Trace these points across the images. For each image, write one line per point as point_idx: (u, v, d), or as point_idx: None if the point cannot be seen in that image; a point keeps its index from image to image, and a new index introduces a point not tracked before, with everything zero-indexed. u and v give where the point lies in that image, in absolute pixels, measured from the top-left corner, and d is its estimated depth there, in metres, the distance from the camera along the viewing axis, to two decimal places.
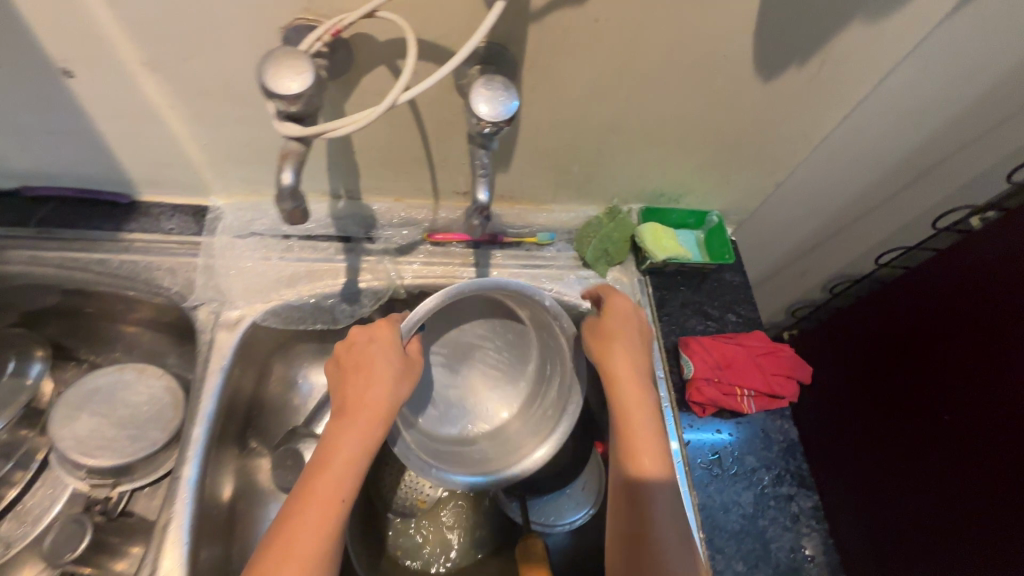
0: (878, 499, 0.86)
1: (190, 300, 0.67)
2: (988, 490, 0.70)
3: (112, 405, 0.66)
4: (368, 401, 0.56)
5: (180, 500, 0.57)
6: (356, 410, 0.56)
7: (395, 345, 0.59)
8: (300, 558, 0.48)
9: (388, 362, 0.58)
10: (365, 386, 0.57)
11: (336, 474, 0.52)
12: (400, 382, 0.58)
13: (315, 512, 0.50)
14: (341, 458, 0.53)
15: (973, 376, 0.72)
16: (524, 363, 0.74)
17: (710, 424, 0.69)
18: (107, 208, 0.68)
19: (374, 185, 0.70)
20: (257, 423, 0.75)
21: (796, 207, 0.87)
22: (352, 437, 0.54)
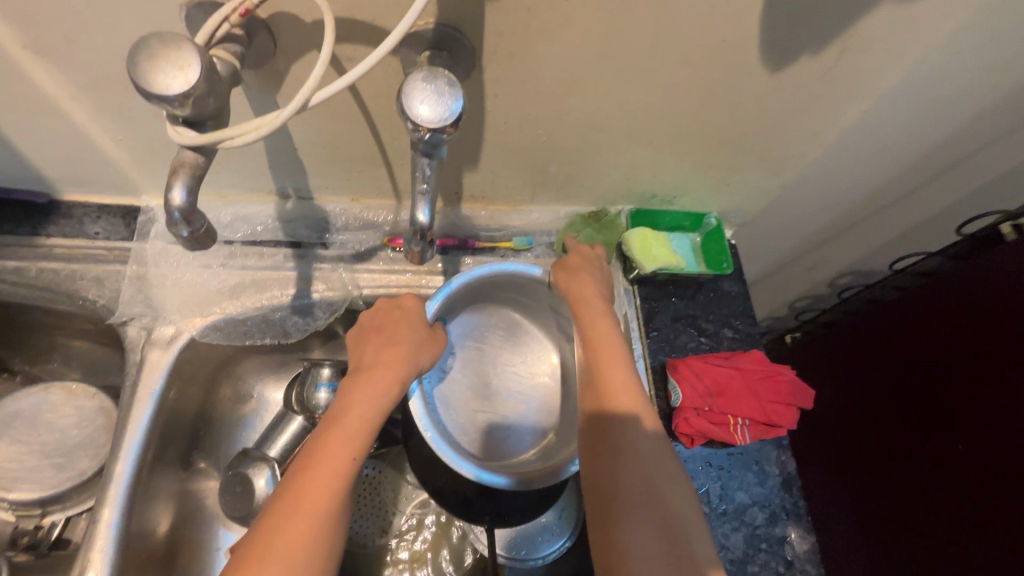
0: (893, 545, 0.79)
1: (117, 315, 0.60)
2: (984, 516, 0.65)
3: (36, 429, 0.60)
4: (392, 360, 0.51)
5: (99, 546, 0.51)
6: (376, 367, 0.50)
7: (417, 310, 0.56)
8: (308, 516, 0.40)
9: (413, 327, 0.54)
10: (384, 348, 0.52)
11: (352, 431, 0.45)
12: (423, 350, 0.53)
13: (324, 468, 0.43)
14: (359, 415, 0.46)
15: (977, 395, 0.67)
16: (555, 385, 0.68)
17: (699, 455, 0.62)
18: (22, 210, 0.61)
19: (325, 183, 0.62)
20: (205, 443, 0.68)
21: (806, 206, 0.78)
22: (371, 394, 0.48)
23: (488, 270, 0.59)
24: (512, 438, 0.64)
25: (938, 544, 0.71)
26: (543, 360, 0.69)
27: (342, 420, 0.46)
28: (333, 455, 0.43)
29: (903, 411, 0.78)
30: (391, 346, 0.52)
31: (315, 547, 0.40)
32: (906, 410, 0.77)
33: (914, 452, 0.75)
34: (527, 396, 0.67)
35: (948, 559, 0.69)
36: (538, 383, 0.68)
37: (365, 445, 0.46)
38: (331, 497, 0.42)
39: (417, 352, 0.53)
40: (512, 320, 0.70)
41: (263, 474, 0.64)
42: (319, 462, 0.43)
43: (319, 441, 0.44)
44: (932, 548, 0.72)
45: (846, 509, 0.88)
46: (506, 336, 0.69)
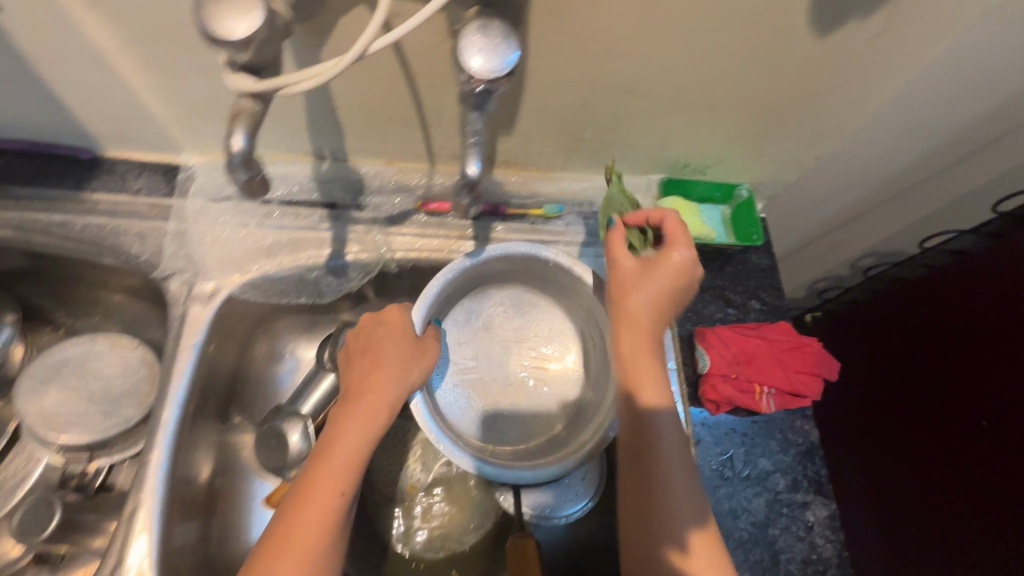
0: (920, 523, 0.79)
1: (160, 269, 0.61)
2: (1007, 491, 0.66)
3: (83, 377, 0.62)
4: (381, 384, 0.54)
5: (150, 485, 0.54)
6: (365, 393, 0.53)
7: (401, 324, 0.58)
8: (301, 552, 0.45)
9: (396, 349, 0.56)
10: (368, 372, 0.55)
11: (339, 464, 0.49)
12: (408, 369, 0.56)
13: (311, 501, 0.47)
14: (346, 448, 0.50)
15: (1001, 371, 0.67)
16: (568, 364, 0.68)
17: (723, 422, 0.63)
18: (67, 163, 0.62)
19: (361, 145, 0.63)
20: (240, 397, 0.71)
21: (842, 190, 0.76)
22: (357, 426, 0.51)
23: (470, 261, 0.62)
24: (533, 416, 0.66)
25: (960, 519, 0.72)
26: (560, 333, 0.69)
27: (329, 453, 0.50)
28: (320, 490, 0.48)
29: (925, 389, 0.78)
30: (377, 371, 0.54)
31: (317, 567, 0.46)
32: (927, 388, 0.78)
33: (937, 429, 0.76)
34: (541, 375, 0.67)
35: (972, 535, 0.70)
36: (548, 361, 0.68)
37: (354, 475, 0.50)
38: (322, 527, 0.47)
39: (404, 371, 0.55)
40: (522, 295, 0.70)
41: (297, 429, 0.66)
42: (308, 498, 0.47)
43: (310, 475, 0.49)
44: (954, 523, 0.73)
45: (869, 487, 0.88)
46: (514, 314, 0.69)
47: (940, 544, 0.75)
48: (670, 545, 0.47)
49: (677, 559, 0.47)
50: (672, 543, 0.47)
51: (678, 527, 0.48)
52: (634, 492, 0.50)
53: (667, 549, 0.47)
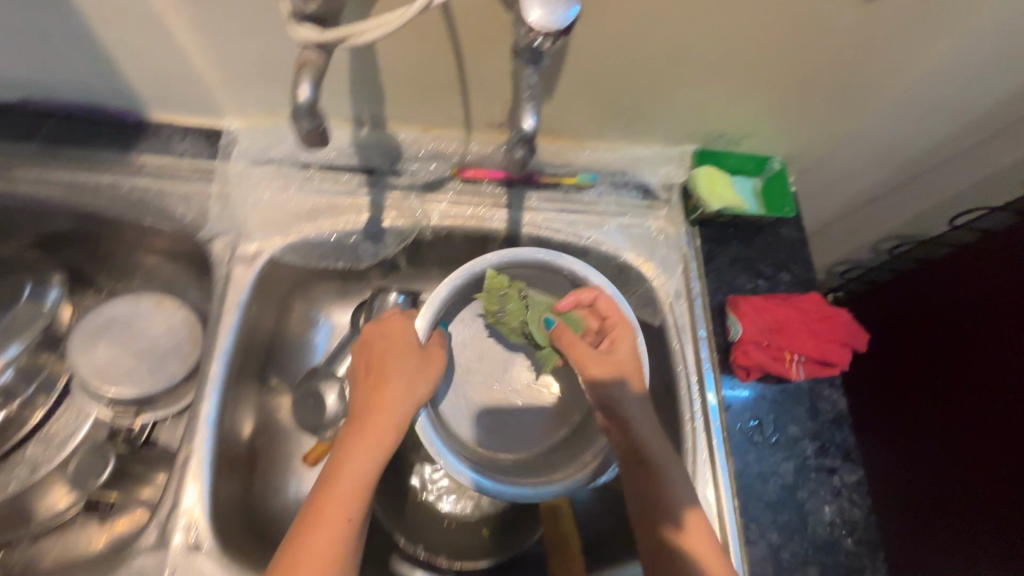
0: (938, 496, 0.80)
1: (204, 231, 0.63)
2: None
3: (130, 335, 0.64)
4: (387, 404, 0.53)
5: (200, 436, 0.56)
6: (371, 415, 0.52)
7: (406, 338, 0.58)
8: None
9: (402, 363, 0.56)
10: (375, 388, 0.54)
11: (348, 490, 0.49)
12: (415, 382, 0.56)
13: (321, 530, 0.46)
14: (352, 475, 0.49)
15: None
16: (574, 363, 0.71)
17: (753, 389, 0.64)
18: (115, 127, 0.64)
19: (400, 112, 0.64)
20: (278, 360, 0.72)
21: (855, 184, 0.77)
22: (364, 451, 0.50)
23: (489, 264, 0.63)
24: (535, 422, 0.68)
25: (985, 490, 0.73)
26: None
27: (337, 480, 0.49)
28: (329, 519, 0.47)
29: (952, 365, 0.79)
30: (382, 391, 0.54)
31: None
32: (953, 364, 0.79)
33: (968, 404, 0.76)
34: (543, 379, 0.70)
35: (998, 504, 0.71)
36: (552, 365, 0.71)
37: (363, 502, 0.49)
38: (333, 556, 0.46)
39: (409, 388, 0.55)
40: (533, 295, 0.72)
41: (334, 391, 0.69)
42: (318, 528, 0.46)
43: (319, 504, 0.48)
44: (981, 495, 0.73)
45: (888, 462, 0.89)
46: None
47: (958, 516, 0.77)
48: (667, 524, 0.53)
49: (673, 534, 0.52)
50: (668, 522, 0.53)
51: (675, 508, 0.53)
52: (629, 486, 0.55)
53: (665, 527, 0.53)
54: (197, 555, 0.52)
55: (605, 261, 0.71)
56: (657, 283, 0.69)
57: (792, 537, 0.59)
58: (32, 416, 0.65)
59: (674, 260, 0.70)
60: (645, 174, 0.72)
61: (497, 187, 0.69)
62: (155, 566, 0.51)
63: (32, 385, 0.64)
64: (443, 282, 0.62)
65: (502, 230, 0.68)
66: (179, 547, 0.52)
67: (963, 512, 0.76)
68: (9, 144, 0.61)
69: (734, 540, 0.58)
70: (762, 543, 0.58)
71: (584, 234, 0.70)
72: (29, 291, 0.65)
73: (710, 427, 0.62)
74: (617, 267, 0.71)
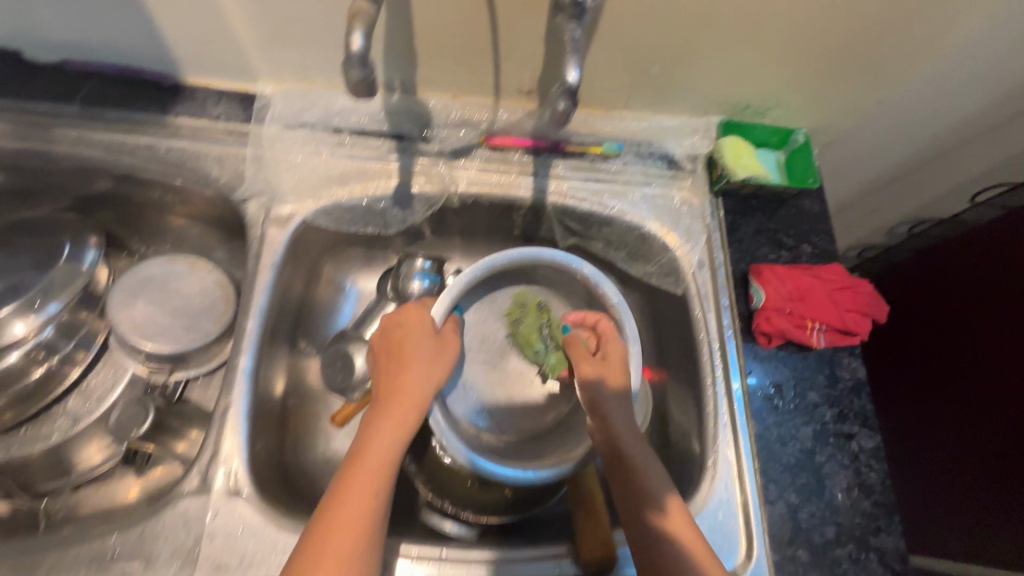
0: (953, 470, 0.81)
1: (239, 192, 0.64)
2: None
3: (166, 294, 0.66)
4: (410, 386, 0.56)
5: (237, 388, 0.58)
6: (397, 395, 0.55)
7: (425, 324, 0.60)
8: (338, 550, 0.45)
9: (422, 349, 0.58)
10: (398, 372, 0.56)
11: (376, 463, 0.50)
12: (434, 367, 0.58)
13: (351, 502, 0.47)
14: (379, 447, 0.51)
15: None
16: None
17: (774, 355, 0.65)
18: (151, 89, 0.65)
19: (431, 77, 0.65)
20: (306, 324, 0.74)
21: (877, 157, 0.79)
22: (390, 428, 0.53)
23: (499, 261, 0.65)
24: (542, 409, 0.71)
25: (998, 461, 0.74)
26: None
27: (367, 455, 0.50)
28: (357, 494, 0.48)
29: (971, 339, 0.80)
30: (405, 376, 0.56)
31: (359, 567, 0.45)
32: (973, 337, 0.80)
33: (984, 378, 0.77)
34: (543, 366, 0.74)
35: (1010, 473, 0.72)
36: None
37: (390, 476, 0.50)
38: (361, 527, 0.47)
39: (430, 370, 0.58)
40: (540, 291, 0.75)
41: (362, 353, 0.70)
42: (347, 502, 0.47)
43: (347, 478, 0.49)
44: (994, 467, 0.74)
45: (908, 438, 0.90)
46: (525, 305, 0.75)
47: (973, 488, 0.77)
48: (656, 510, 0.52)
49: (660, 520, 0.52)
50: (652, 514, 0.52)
51: (660, 493, 0.53)
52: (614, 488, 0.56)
53: (651, 513, 0.52)
54: (237, 500, 0.53)
55: (629, 230, 0.72)
56: (680, 253, 0.70)
57: (810, 498, 0.60)
58: (70, 373, 0.66)
59: (698, 231, 0.71)
60: (670, 145, 0.73)
61: (524, 155, 0.70)
62: (198, 508, 0.52)
63: (71, 342, 0.66)
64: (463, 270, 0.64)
65: (528, 198, 0.69)
66: (220, 491, 0.53)
67: (976, 483, 0.77)
68: (50, 105, 0.63)
69: (754, 499, 0.59)
70: (781, 503, 0.59)
71: (609, 203, 0.70)
72: (67, 251, 0.66)
73: (731, 391, 0.63)
74: (641, 237, 0.72)
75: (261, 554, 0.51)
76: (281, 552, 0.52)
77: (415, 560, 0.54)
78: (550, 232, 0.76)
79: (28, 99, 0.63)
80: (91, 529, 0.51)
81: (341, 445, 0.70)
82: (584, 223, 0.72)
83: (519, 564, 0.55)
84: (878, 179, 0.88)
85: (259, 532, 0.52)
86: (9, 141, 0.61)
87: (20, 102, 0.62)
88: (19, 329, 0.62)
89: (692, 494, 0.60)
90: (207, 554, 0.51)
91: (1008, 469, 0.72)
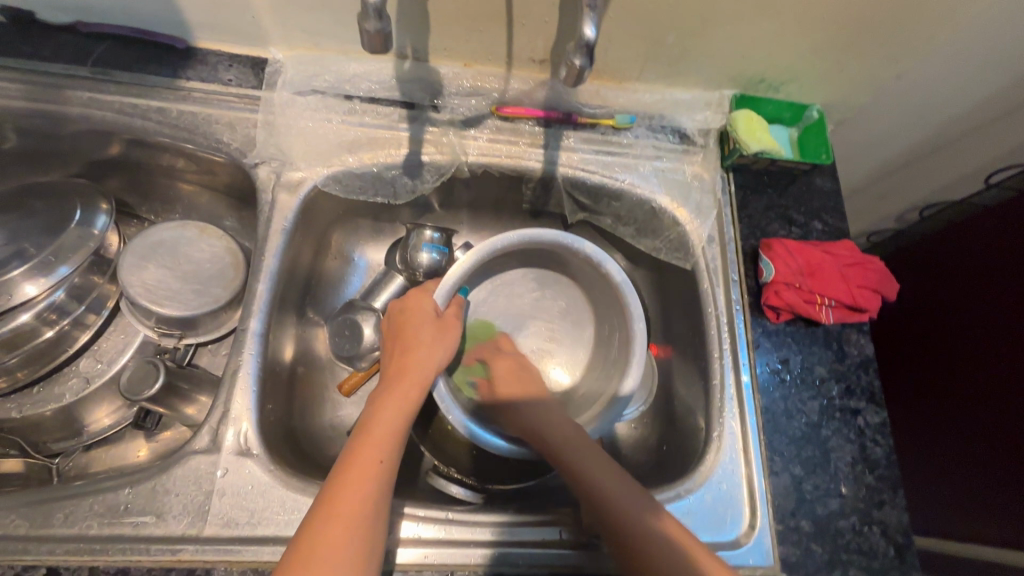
0: (960, 452, 0.81)
1: (249, 157, 0.64)
2: None
3: (176, 258, 0.66)
4: (413, 367, 0.56)
5: (248, 350, 0.58)
6: (399, 374, 0.55)
7: (425, 308, 0.60)
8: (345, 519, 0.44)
9: (424, 329, 0.59)
10: (403, 354, 0.57)
11: (379, 440, 0.49)
12: (436, 347, 0.58)
13: (355, 478, 0.46)
14: (382, 424, 0.51)
15: None
16: (582, 328, 0.74)
17: (783, 330, 0.65)
18: (163, 52, 0.65)
19: (443, 45, 0.64)
20: (315, 293, 0.74)
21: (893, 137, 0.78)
22: (393, 408, 0.52)
23: (505, 241, 0.64)
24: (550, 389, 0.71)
25: (1006, 442, 0.73)
26: (574, 313, 0.74)
27: (371, 432, 0.50)
28: (361, 471, 0.47)
29: (982, 321, 0.79)
30: (407, 358, 0.57)
31: (366, 547, 0.43)
32: (983, 318, 0.79)
33: (993, 360, 0.77)
34: (552, 347, 0.73)
35: (1017, 453, 0.72)
36: (561, 335, 0.74)
37: (395, 452, 0.50)
38: (368, 499, 0.45)
39: (432, 352, 0.58)
40: (546, 276, 0.75)
41: (370, 321, 0.70)
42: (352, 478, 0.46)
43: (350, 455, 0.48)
44: (1001, 448, 0.74)
45: (915, 421, 0.89)
46: (537, 287, 0.75)
47: (982, 470, 0.77)
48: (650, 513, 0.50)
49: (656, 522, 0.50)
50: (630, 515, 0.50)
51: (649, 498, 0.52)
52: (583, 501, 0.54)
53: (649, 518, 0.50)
54: (247, 459, 0.54)
55: (639, 204, 0.71)
56: (690, 228, 0.70)
57: (815, 471, 0.60)
58: (82, 336, 0.67)
59: (709, 206, 0.70)
60: (682, 119, 0.72)
61: (535, 126, 0.70)
62: (208, 466, 0.53)
63: (82, 305, 0.66)
64: (471, 249, 0.63)
65: (538, 170, 0.69)
66: (230, 449, 0.54)
67: (984, 465, 0.76)
68: (62, 66, 0.63)
69: (759, 471, 0.59)
70: (786, 475, 0.59)
71: (619, 176, 0.70)
72: (79, 215, 0.65)
73: (738, 365, 0.64)
74: (651, 211, 0.72)
75: (269, 511, 0.52)
76: (289, 510, 0.52)
77: (421, 521, 0.55)
78: (559, 206, 0.76)
79: (40, 60, 0.63)
80: (104, 483, 0.52)
81: (348, 413, 0.71)
82: (593, 196, 0.72)
83: (523, 529, 0.55)
84: (890, 162, 0.87)
85: (268, 490, 0.53)
86: (21, 101, 0.61)
87: (33, 63, 0.62)
88: (30, 290, 0.61)
89: (697, 465, 0.60)
90: (217, 510, 0.52)
91: (1015, 449, 0.72)
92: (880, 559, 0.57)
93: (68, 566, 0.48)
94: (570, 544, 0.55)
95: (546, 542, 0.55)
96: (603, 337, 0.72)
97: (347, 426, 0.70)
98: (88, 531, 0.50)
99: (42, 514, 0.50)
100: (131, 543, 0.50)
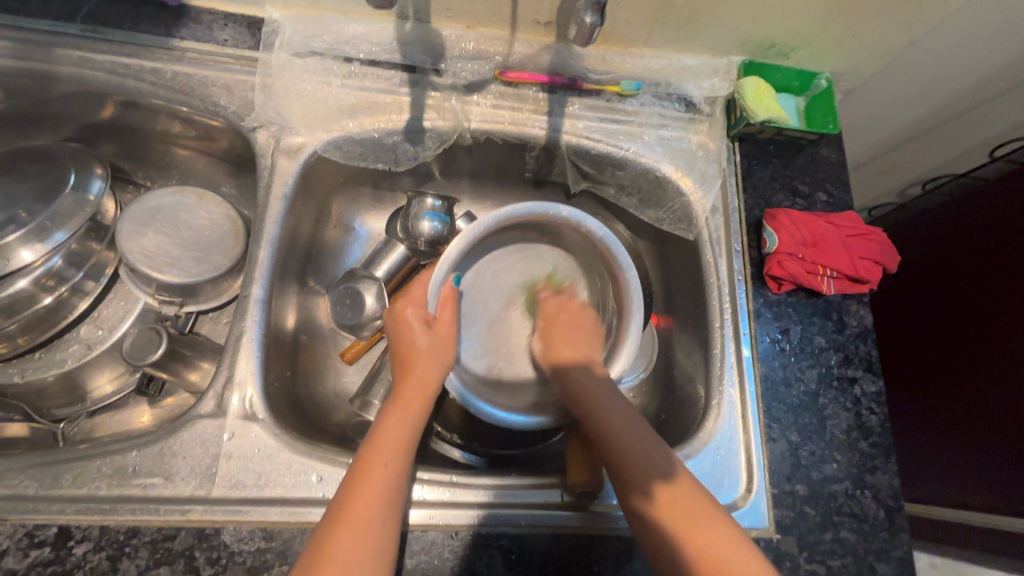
0: (953, 421, 0.83)
1: (248, 121, 0.63)
2: None
3: (174, 224, 0.65)
4: (413, 376, 0.56)
5: (251, 316, 0.58)
6: (401, 386, 0.55)
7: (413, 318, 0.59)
8: (355, 523, 0.44)
9: (418, 342, 0.58)
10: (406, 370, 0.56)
11: (386, 445, 0.49)
12: (433, 357, 0.58)
13: (365, 483, 0.46)
14: (390, 433, 0.51)
15: None
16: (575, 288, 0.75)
17: (784, 300, 0.66)
18: (155, 10, 0.63)
19: (445, 4, 0.62)
20: (315, 261, 0.73)
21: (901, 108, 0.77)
22: (397, 418, 0.52)
23: (484, 224, 0.61)
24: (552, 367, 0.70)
25: (1007, 417, 0.74)
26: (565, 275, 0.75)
27: (376, 441, 0.50)
28: (370, 480, 0.47)
29: (982, 293, 0.80)
30: (406, 368, 0.56)
31: (375, 554, 0.44)
32: (984, 290, 0.79)
33: (992, 332, 0.77)
34: None
35: (1015, 427, 0.72)
36: None
37: (404, 458, 0.50)
38: (376, 506, 0.45)
39: (431, 361, 0.57)
40: (526, 244, 0.74)
41: (372, 291, 0.69)
42: (360, 485, 0.46)
43: (360, 464, 0.48)
44: (1000, 421, 0.75)
45: (910, 393, 0.91)
46: (518, 259, 0.74)
47: (977, 441, 0.78)
48: (636, 494, 0.50)
49: (645, 504, 0.49)
50: (639, 494, 0.50)
51: (645, 476, 0.50)
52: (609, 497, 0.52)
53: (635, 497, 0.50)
54: (253, 423, 0.54)
55: (643, 174, 0.71)
56: (694, 198, 0.69)
57: (810, 437, 0.61)
58: (81, 302, 0.67)
59: (714, 177, 0.70)
60: (689, 87, 0.71)
61: (540, 91, 0.68)
62: (215, 429, 0.54)
63: (81, 271, 0.66)
64: (450, 244, 0.61)
65: (541, 137, 0.68)
66: (236, 413, 0.54)
67: (982, 437, 0.77)
68: (49, 22, 0.60)
69: (756, 438, 0.61)
70: (783, 442, 0.61)
71: (623, 144, 0.69)
72: (73, 179, 0.63)
73: (738, 334, 0.64)
74: (655, 180, 0.71)
75: (276, 473, 0.53)
76: (296, 472, 0.53)
77: (426, 485, 0.56)
78: (562, 174, 0.75)
79: (26, 15, 0.60)
80: (111, 446, 0.53)
81: (351, 381, 0.72)
82: (596, 165, 0.71)
83: (526, 491, 0.57)
84: (895, 135, 0.86)
85: (275, 453, 0.54)
86: (10, 59, 0.59)
87: (18, 18, 0.60)
88: (27, 256, 0.59)
89: (697, 431, 0.61)
90: (224, 472, 0.52)
91: (1014, 424, 0.73)
92: (871, 521, 0.59)
93: (79, 525, 0.49)
94: (572, 506, 0.56)
95: (548, 503, 0.56)
96: (598, 295, 0.73)
97: (350, 393, 0.71)
98: (96, 491, 0.51)
99: (51, 476, 0.51)
100: (140, 503, 0.50)
